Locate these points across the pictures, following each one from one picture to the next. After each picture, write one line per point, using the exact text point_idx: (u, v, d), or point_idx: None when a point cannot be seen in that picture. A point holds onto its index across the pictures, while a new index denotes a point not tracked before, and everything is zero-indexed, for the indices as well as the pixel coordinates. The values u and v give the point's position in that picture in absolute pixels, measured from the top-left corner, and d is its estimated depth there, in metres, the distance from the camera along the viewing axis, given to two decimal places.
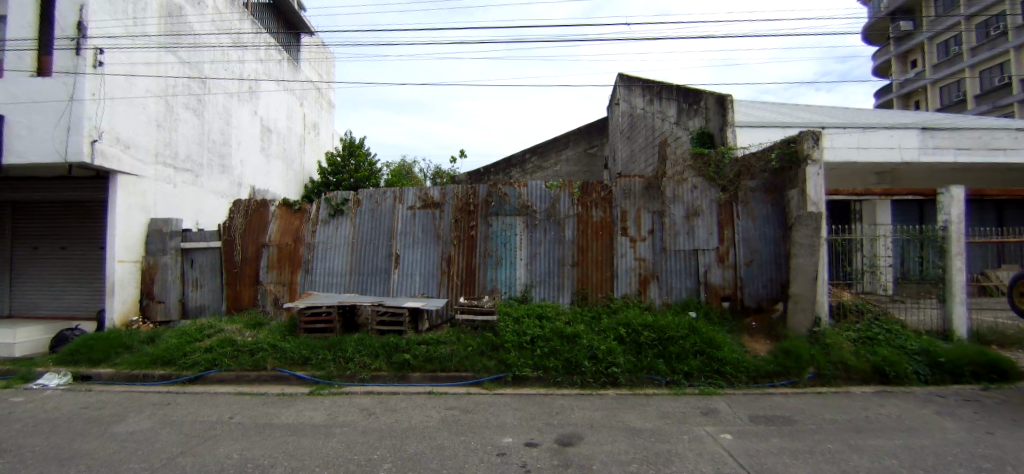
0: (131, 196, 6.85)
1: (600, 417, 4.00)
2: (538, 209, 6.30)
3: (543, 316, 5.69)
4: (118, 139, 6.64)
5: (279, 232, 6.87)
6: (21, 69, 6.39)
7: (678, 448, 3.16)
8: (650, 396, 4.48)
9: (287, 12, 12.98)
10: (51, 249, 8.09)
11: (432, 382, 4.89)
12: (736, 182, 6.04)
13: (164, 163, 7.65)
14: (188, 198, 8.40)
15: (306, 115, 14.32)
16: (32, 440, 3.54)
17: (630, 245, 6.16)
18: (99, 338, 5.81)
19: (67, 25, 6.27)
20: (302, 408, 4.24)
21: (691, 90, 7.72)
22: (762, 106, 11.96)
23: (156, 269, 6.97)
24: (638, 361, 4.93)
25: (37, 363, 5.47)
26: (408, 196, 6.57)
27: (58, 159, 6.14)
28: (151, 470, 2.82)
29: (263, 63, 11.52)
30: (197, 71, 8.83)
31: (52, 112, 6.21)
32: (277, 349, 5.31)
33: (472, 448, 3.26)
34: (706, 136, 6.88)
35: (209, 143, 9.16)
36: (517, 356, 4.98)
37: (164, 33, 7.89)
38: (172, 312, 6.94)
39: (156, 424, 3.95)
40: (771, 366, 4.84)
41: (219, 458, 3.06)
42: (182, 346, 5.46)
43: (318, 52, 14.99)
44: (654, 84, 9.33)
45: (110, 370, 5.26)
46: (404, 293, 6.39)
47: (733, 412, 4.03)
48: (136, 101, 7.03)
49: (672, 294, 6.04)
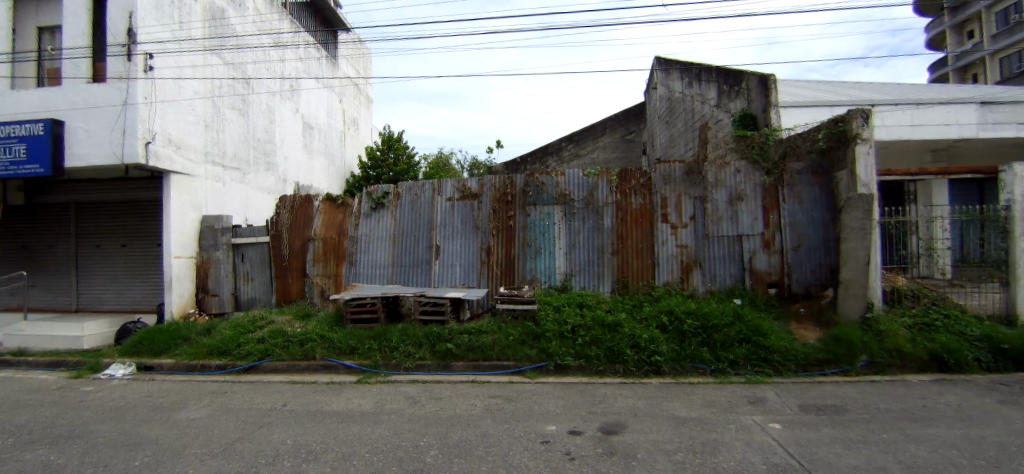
0: (184, 195, 7.16)
1: (643, 405, 4.00)
2: (576, 197, 6.22)
3: (583, 305, 5.64)
4: (170, 140, 6.91)
5: (324, 226, 7.01)
6: (77, 76, 6.66)
7: (724, 437, 3.11)
8: (695, 385, 4.44)
9: (324, 10, 13.17)
10: (113, 247, 8.37)
11: (476, 370, 4.96)
12: (781, 164, 5.73)
13: (213, 162, 7.93)
14: (237, 196, 8.70)
15: (345, 111, 14.57)
16: (101, 432, 3.86)
17: (672, 232, 5.99)
18: (158, 330, 6.02)
19: (119, 32, 6.50)
20: (350, 396, 4.43)
21: (732, 71, 7.36)
22: (805, 83, 11.44)
23: (210, 264, 7.29)
24: (681, 349, 4.89)
25: (102, 353, 5.76)
26: (445, 188, 6.60)
27: (116, 161, 6.43)
28: (209, 458, 3.06)
29: (302, 61, 11.72)
30: (241, 72, 9.04)
31: (108, 116, 6.47)
32: (325, 339, 5.40)
33: (516, 436, 3.30)
34: (748, 118, 6.55)
35: (254, 142, 9.43)
36: (558, 345, 5.00)
37: (209, 35, 8.08)
38: (226, 305, 7.23)
39: (217, 414, 4.21)
40: (820, 354, 4.71)
41: (274, 444, 3.28)
42: (237, 337, 5.62)
43: (353, 47, 15.07)
44: (693, 67, 9.00)
45: (170, 360, 5.47)
46: (446, 283, 6.46)
47: (782, 402, 3.93)
48: (186, 103, 7.30)
49: (716, 281, 5.84)
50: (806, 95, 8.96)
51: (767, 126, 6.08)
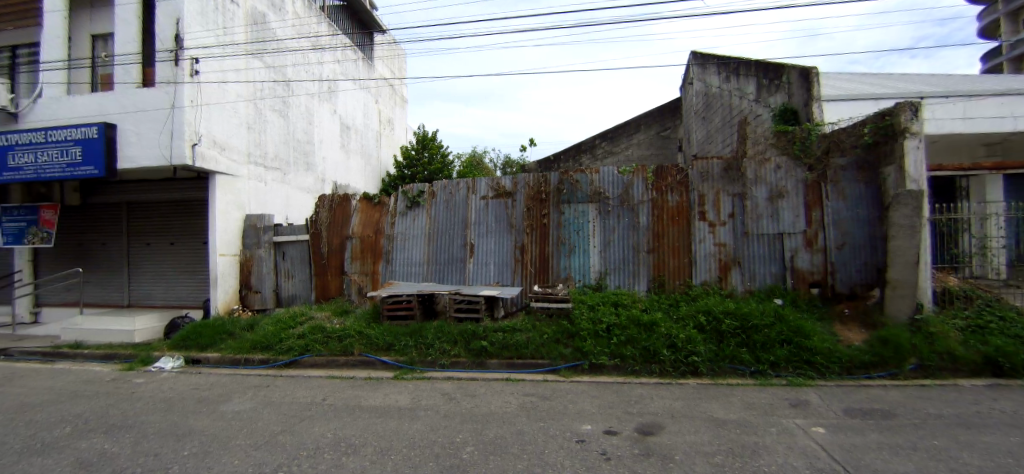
0: (229, 194, 7.41)
1: (680, 406, 3.93)
2: (611, 195, 6.18)
3: (618, 304, 5.58)
4: (215, 142, 7.15)
5: (361, 225, 7.12)
6: (128, 82, 6.97)
7: (765, 440, 3.01)
8: (734, 387, 4.34)
9: (360, 12, 13.39)
10: (162, 245, 8.63)
11: (509, 369, 4.96)
12: (824, 160, 5.56)
13: (255, 162, 8.18)
14: (279, 195, 8.96)
15: (382, 111, 14.76)
16: (152, 422, 4.05)
17: (709, 230, 5.87)
18: (205, 325, 6.23)
19: (167, 38, 6.79)
20: (388, 392, 4.50)
21: (771, 64, 7.10)
22: (848, 76, 11.02)
23: (253, 261, 7.51)
24: (719, 349, 4.79)
25: (152, 347, 6.03)
26: (479, 186, 6.63)
27: (164, 163, 6.70)
28: (255, 448, 3.18)
29: (340, 63, 11.92)
30: (282, 74, 9.22)
31: (157, 119, 6.75)
32: (363, 335, 5.50)
33: (550, 434, 3.29)
34: (789, 113, 6.35)
35: (295, 142, 9.63)
36: (593, 344, 4.97)
37: (251, 39, 8.29)
38: (269, 301, 7.46)
39: (260, 407, 4.34)
40: (867, 356, 4.53)
41: (315, 437, 3.39)
42: (279, 332, 5.77)
43: (389, 48, 15.29)
44: (728, 62, 8.78)
45: (216, 354, 5.68)
46: (480, 281, 6.49)
47: (826, 405, 3.80)
48: (229, 106, 7.53)
49: (755, 280, 5.70)
50: (849, 88, 8.63)
51: (809, 121, 5.83)
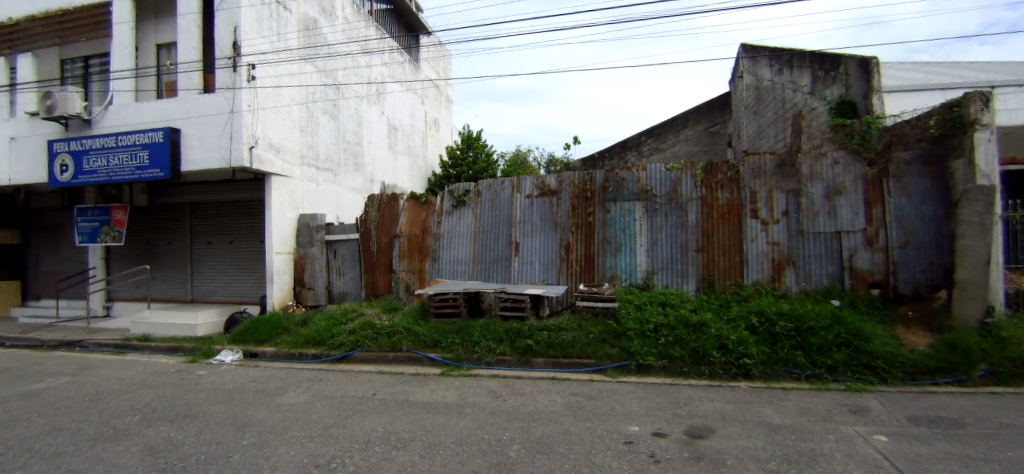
0: (284, 195, 7.72)
1: (731, 409, 3.81)
2: (658, 193, 6.09)
3: (666, 304, 5.48)
4: (270, 144, 7.46)
5: (409, 224, 7.28)
6: (190, 88, 7.35)
7: (824, 447, 2.83)
8: (789, 391, 4.18)
9: (408, 15, 13.67)
10: (222, 243, 9.05)
11: (555, 368, 4.97)
12: (886, 154, 5.29)
13: (308, 164, 8.49)
14: (331, 195, 9.26)
15: (428, 112, 15.06)
16: (214, 411, 4.28)
17: (762, 228, 5.71)
18: (262, 320, 6.51)
19: (225, 45, 7.11)
20: (436, 388, 4.57)
21: (826, 54, 6.76)
22: (914, 65, 10.38)
23: (306, 259, 7.82)
24: (772, 352, 4.63)
25: (213, 341, 6.36)
26: (524, 185, 6.68)
27: (224, 165, 7.04)
28: (310, 439, 3.31)
29: (388, 65, 12.16)
30: (332, 78, 9.51)
31: (217, 124, 7.09)
32: (411, 332, 5.63)
33: (598, 434, 3.25)
34: (847, 105, 6.06)
35: (345, 144, 9.91)
36: (640, 345, 4.90)
37: (303, 45, 8.60)
38: (321, 298, 7.72)
39: (314, 400, 4.50)
40: (932, 361, 4.24)
41: (367, 430, 3.48)
42: (331, 328, 5.97)
43: (435, 50, 15.68)
44: (776, 54, 8.45)
45: (272, 349, 5.95)
46: (525, 279, 6.51)
47: (889, 412, 3.59)
48: (284, 109, 7.84)
49: (811, 280, 5.49)
50: (912, 78, 8.11)
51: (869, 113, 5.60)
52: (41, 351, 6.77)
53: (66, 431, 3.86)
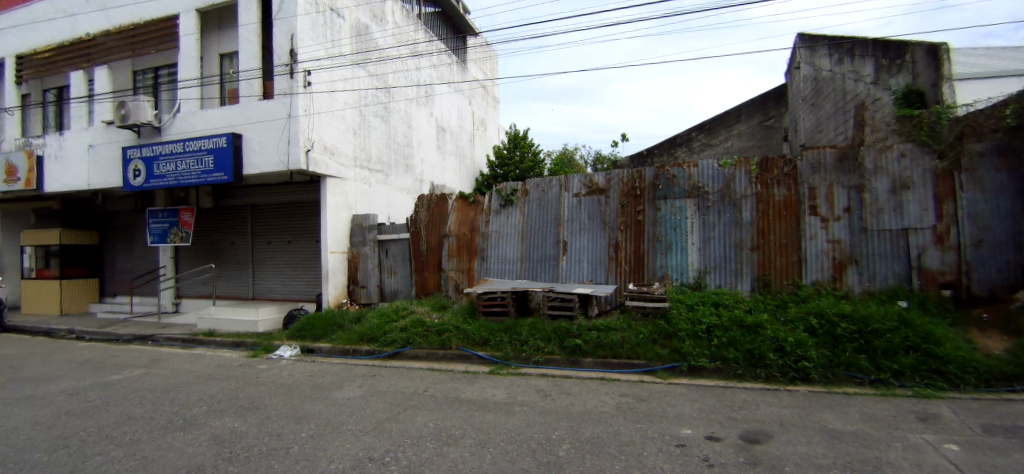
0: (339, 196, 8.02)
1: (789, 414, 3.65)
2: (711, 189, 5.99)
3: (720, 304, 5.38)
4: (326, 147, 7.75)
5: (458, 223, 7.44)
6: (251, 94, 7.73)
7: (890, 455, 2.59)
8: (851, 396, 3.97)
9: (454, 18, 13.96)
10: (281, 243, 9.44)
11: (605, 367, 4.96)
12: (958, 145, 4.95)
13: (361, 166, 8.76)
14: (382, 196, 9.50)
15: (475, 113, 15.30)
16: (275, 403, 4.53)
17: (822, 226, 5.50)
18: (318, 317, 6.82)
19: (283, 53, 7.46)
20: (485, 385, 4.63)
21: (892, 42, 6.40)
22: (998, 49, 9.54)
23: (359, 258, 8.11)
24: (833, 355, 4.42)
25: (273, 337, 6.68)
26: (572, 183, 6.71)
27: (282, 168, 7.38)
28: (366, 432, 3.43)
29: (437, 68, 12.32)
30: (384, 82, 9.71)
31: (276, 128, 7.44)
32: (460, 330, 5.75)
33: (648, 436, 3.16)
34: (915, 96, 5.72)
35: (396, 146, 10.14)
36: (693, 346, 4.81)
37: (356, 50, 8.83)
38: (373, 296, 8.00)
39: (368, 395, 4.63)
40: (1011, 367, 3.89)
41: (418, 426, 3.55)
42: (383, 325, 6.20)
43: (482, 50, 15.93)
44: (829, 44, 8.08)
45: (328, 345, 6.20)
46: (574, 279, 6.55)
47: (961, 420, 3.29)
48: (338, 113, 8.13)
49: (875, 280, 5.26)
50: (988, 65, 7.52)
51: (939, 102, 5.29)
52: (118, 344, 7.31)
53: (142, 419, 4.16)
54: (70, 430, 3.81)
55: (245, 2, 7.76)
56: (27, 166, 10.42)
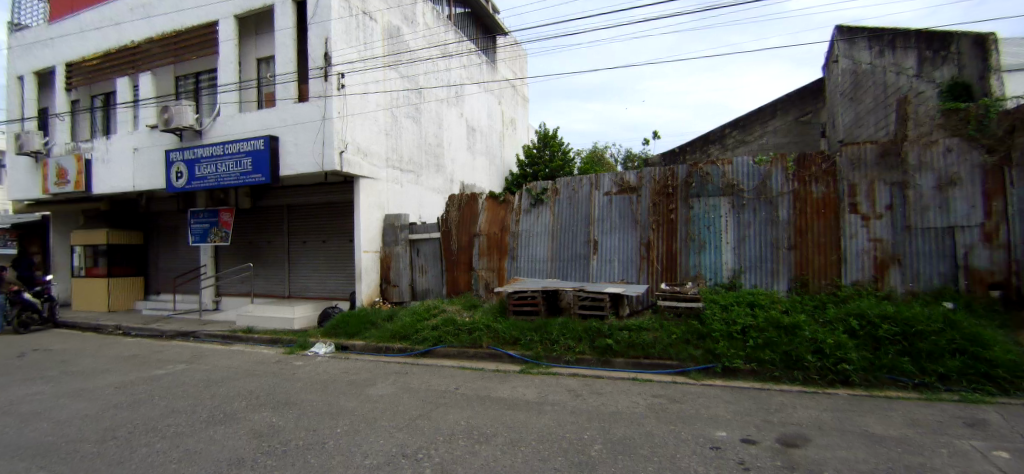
0: (371, 197, 8.19)
1: (828, 418, 3.55)
2: (746, 187, 5.96)
3: (756, 305, 5.32)
4: (358, 148, 7.91)
5: (488, 223, 7.54)
6: (286, 97, 7.94)
7: (935, 462, 2.43)
8: (893, 400, 3.82)
9: (484, 18, 14.01)
10: (316, 243, 9.65)
11: (637, 368, 4.93)
12: (1009, 140, 4.67)
13: (392, 166, 8.90)
14: (413, 196, 9.63)
15: (505, 112, 15.36)
16: (310, 398, 4.66)
17: (863, 223, 5.40)
18: (351, 315, 6.97)
19: (318, 57, 7.61)
20: (516, 384, 4.66)
21: (936, 33, 6.16)
22: None
23: (391, 257, 8.24)
24: (874, 358, 4.28)
25: (308, 334, 6.86)
26: (603, 182, 6.75)
27: (316, 169, 7.54)
28: (400, 429, 3.49)
29: (467, 68, 12.39)
30: (415, 83, 9.85)
31: (311, 130, 7.61)
32: (490, 329, 5.81)
33: (681, 438, 3.09)
34: (961, 89, 5.50)
35: (427, 146, 10.26)
36: (727, 347, 4.75)
37: (388, 52, 9.00)
38: (405, 295, 8.11)
39: (401, 392, 4.71)
40: None
41: (450, 424, 3.59)
42: (415, 324, 6.32)
43: (511, 50, 15.95)
44: (866, 37, 7.77)
45: (361, 342, 6.34)
46: (605, 278, 6.59)
47: (1013, 427, 3.12)
48: (370, 115, 8.27)
49: (920, 280, 5.10)
50: None
51: (988, 95, 5.11)
52: (162, 340, 7.60)
53: (185, 412, 4.32)
54: (118, 422, 3.98)
55: (281, 8, 7.99)
56: (77, 169, 10.81)
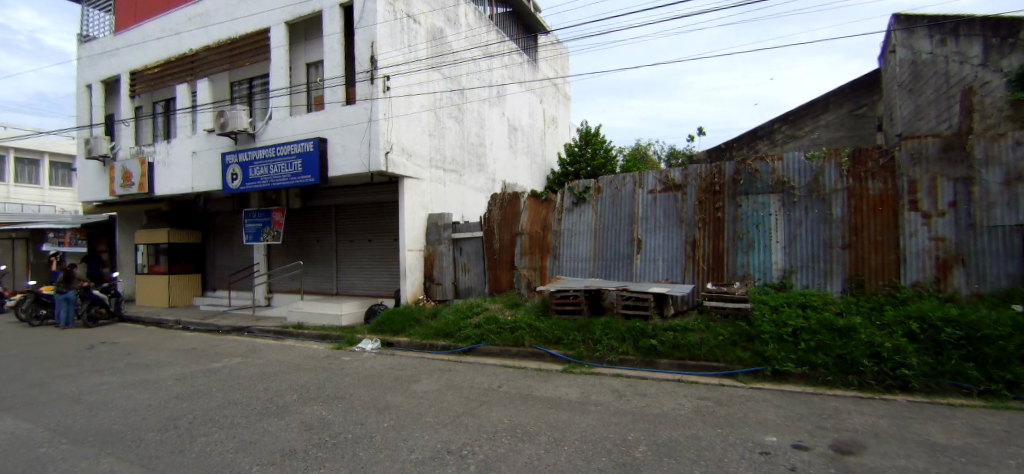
0: (415, 196, 8.40)
1: (885, 425, 3.39)
2: (797, 184, 5.88)
3: (808, 306, 5.19)
4: (402, 149, 8.10)
5: (530, 221, 7.63)
6: (335, 101, 8.20)
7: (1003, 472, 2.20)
8: (956, 408, 3.61)
9: (524, 17, 14.04)
10: (362, 241, 9.91)
11: (683, 369, 4.89)
12: None
13: (436, 167, 9.06)
14: (456, 195, 9.78)
15: (546, 110, 15.38)
16: (358, 392, 4.82)
17: (924, 222, 5.16)
18: (396, 311, 7.14)
19: (365, 60, 7.81)
20: (558, 384, 4.67)
21: (1007, 20, 5.87)
22: None
23: (435, 255, 8.41)
24: (935, 363, 4.06)
25: (355, 330, 7.11)
26: (647, 180, 6.73)
27: (363, 170, 7.76)
28: (446, 425, 3.57)
29: (508, 68, 12.45)
30: (458, 84, 10.00)
31: (358, 132, 7.84)
32: (533, 328, 5.89)
33: (728, 441, 3.01)
34: None
35: (469, 146, 10.39)
36: (778, 349, 4.64)
37: (431, 54, 9.18)
38: (448, 293, 8.24)
39: (444, 388, 4.80)
40: None
41: (495, 421, 3.64)
42: (458, 322, 6.45)
43: (553, 48, 15.92)
44: (927, 25, 7.35)
45: (406, 339, 6.54)
46: (649, 277, 6.58)
47: None
48: (414, 116, 8.46)
49: (987, 282, 4.84)
50: None
51: None
52: (218, 335, 8.00)
53: (241, 403, 4.54)
54: (179, 412, 4.22)
55: (330, 14, 8.27)
56: (139, 172, 11.45)
